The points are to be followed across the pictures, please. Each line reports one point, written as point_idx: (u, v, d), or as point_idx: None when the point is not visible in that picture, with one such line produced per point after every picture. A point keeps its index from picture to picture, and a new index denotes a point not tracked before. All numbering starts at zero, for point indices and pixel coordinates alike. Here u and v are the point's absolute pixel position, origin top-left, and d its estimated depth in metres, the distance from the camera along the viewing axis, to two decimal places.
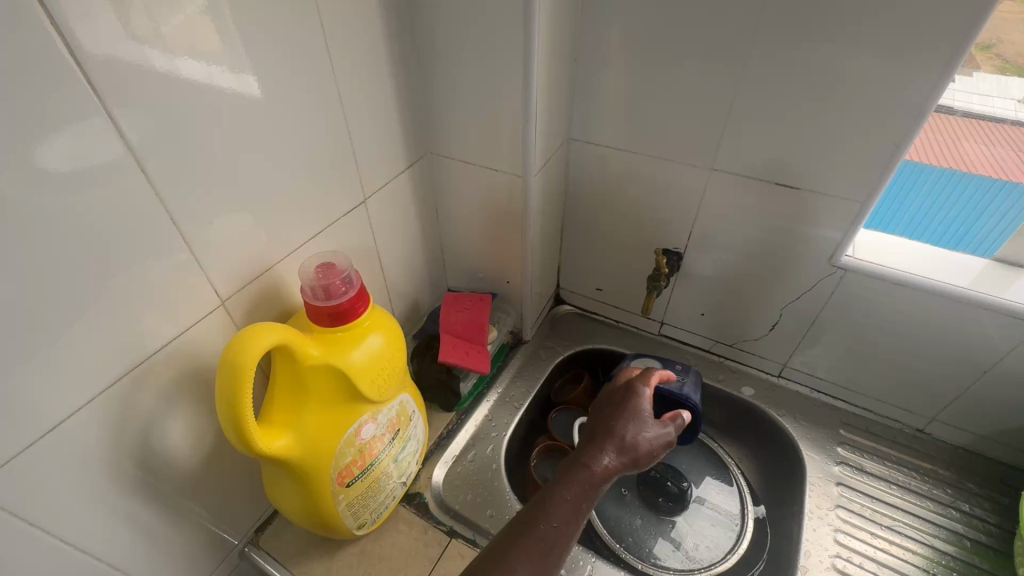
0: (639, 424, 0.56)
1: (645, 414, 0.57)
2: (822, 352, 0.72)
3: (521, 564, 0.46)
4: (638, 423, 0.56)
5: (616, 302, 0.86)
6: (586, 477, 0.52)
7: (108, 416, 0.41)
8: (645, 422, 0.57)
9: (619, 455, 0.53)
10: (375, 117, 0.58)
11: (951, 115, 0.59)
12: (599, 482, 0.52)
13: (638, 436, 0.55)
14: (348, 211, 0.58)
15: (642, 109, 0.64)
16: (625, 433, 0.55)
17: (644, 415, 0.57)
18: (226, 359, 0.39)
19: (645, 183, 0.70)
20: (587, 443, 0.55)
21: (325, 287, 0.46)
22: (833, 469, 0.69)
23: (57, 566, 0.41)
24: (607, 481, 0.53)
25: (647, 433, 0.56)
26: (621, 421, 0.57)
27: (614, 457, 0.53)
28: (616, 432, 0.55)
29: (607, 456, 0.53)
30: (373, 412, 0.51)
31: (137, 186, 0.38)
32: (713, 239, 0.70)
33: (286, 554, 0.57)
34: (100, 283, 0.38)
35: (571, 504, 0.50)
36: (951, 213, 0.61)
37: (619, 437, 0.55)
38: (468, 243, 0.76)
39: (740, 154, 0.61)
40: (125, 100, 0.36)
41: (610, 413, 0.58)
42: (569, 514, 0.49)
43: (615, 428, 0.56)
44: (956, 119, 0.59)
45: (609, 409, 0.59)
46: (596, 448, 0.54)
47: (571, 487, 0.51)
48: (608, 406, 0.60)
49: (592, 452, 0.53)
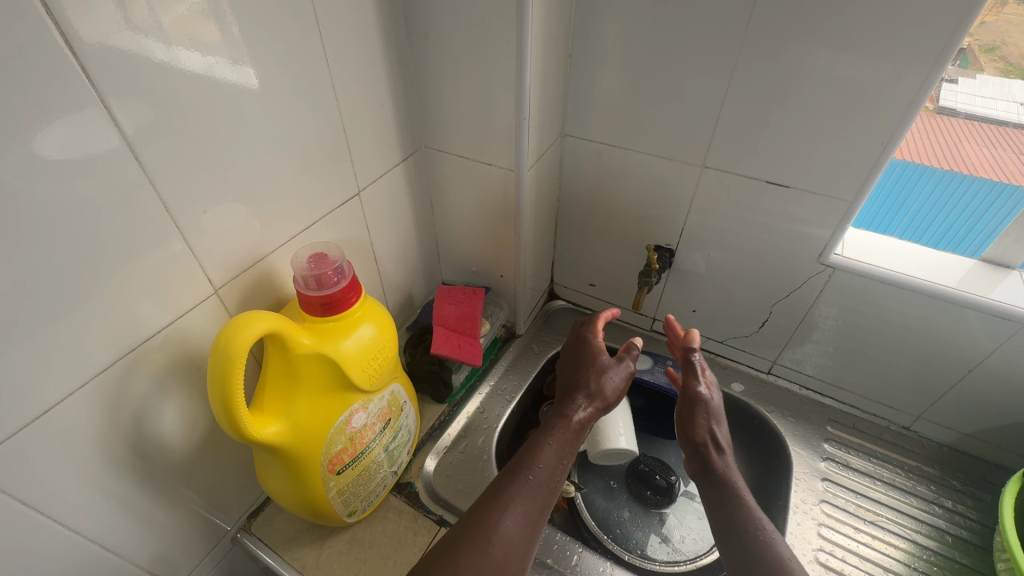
0: (599, 371, 0.61)
1: (602, 360, 0.62)
2: (811, 350, 0.73)
3: (519, 503, 0.50)
4: (598, 371, 0.61)
5: (609, 297, 0.86)
6: (567, 425, 0.56)
7: (103, 400, 0.41)
8: (605, 364, 0.61)
9: (589, 402, 0.58)
10: (370, 110, 0.58)
11: (952, 117, 0.57)
12: (579, 428, 0.57)
13: (603, 381, 0.60)
14: (342, 202, 0.59)
15: (635, 106, 0.65)
16: (590, 381, 0.60)
17: (600, 360, 0.62)
18: (218, 346, 0.39)
19: (638, 180, 0.70)
20: (560, 396, 0.60)
21: (317, 278, 0.46)
22: (819, 465, 0.69)
23: (50, 548, 0.42)
24: (585, 427, 0.57)
25: (610, 375, 0.61)
26: (583, 373, 0.61)
27: (587, 404, 0.58)
28: (584, 384, 0.60)
29: (580, 406, 0.58)
30: (364, 401, 0.52)
31: (133, 175, 0.38)
32: (704, 236, 0.71)
33: (278, 540, 0.58)
34: (95, 270, 0.38)
35: (555, 451, 0.54)
36: (952, 214, 0.62)
37: (585, 387, 0.59)
38: (462, 236, 0.76)
39: (732, 152, 0.62)
40: (122, 91, 0.36)
41: (572, 369, 0.63)
42: (558, 455, 0.54)
43: (579, 380, 0.60)
44: (956, 121, 0.57)
45: (571, 365, 0.63)
46: (569, 399, 0.59)
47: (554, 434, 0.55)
48: (571, 360, 0.64)
49: (566, 405, 0.58)
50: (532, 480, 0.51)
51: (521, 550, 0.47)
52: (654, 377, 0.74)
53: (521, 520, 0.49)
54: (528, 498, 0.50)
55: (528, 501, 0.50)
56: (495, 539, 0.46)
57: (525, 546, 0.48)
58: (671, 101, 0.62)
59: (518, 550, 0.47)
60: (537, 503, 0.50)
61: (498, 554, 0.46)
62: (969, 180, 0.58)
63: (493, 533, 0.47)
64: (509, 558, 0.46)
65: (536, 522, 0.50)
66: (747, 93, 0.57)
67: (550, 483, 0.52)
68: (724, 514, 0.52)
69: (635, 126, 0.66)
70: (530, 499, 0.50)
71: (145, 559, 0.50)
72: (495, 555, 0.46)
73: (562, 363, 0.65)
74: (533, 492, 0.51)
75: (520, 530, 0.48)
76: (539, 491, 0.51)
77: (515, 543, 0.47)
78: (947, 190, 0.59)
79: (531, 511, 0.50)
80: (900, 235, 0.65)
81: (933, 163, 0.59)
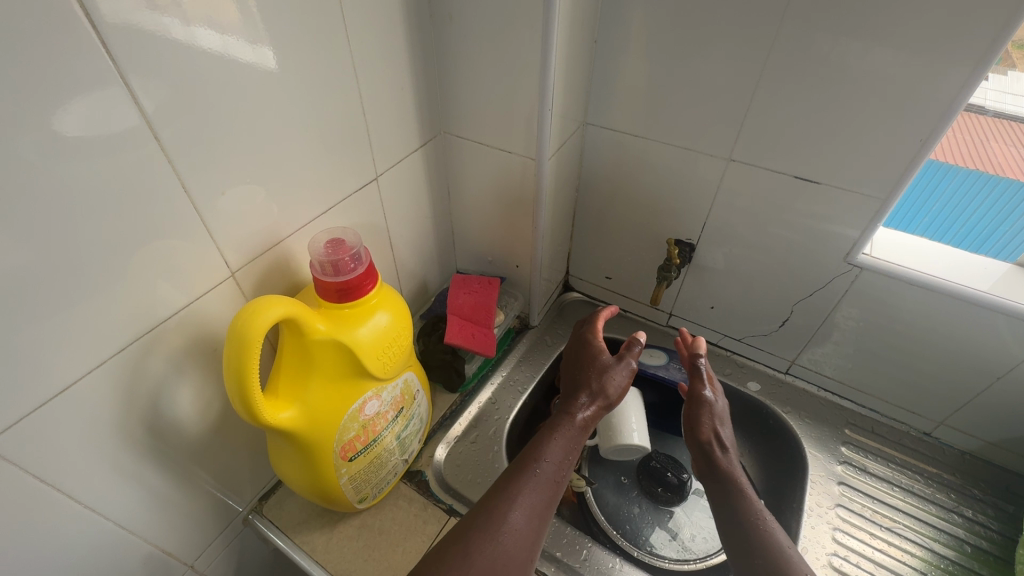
0: (602, 370, 0.60)
1: (603, 360, 0.61)
2: (830, 351, 0.71)
3: (524, 497, 0.49)
4: (600, 370, 0.60)
5: (625, 291, 0.85)
6: (571, 423, 0.56)
7: (119, 381, 0.41)
8: (607, 363, 0.61)
9: (592, 400, 0.57)
10: (390, 93, 0.57)
11: (980, 115, 0.55)
12: (584, 426, 0.56)
13: (605, 380, 0.59)
14: (359, 186, 0.58)
15: (661, 96, 0.63)
16: (591, 381, 0.59)
17: (602, 360, 0.61)
18: (234, 330, 0.39)
19: (661, 172, 0.69)
20: (564, 395, 0.60)
21: (334, 264, 0.45)
22: (836, 468, 0.68)
23: (67, 525, 0.42)
24: (589, 426, 0.57)
25: (612, 373, 0.60)
26: (586, 373, 0.60)
27: (590, 403, 0.58)
28: (587, 384, 0.59)
29: (583, 404, 0.57)
30: (377, 389, 0.51)
31: (152, 154, 0.38)
32: (726, 231, 0.69)
33: (289, 523, 0.59)
34: (113, 250, 0.38)
35: (559, 448, 0.54)
36: (976, 215, 0.60)
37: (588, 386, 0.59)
38: (479, 224, 0.75)
39: (761, 145, 0.60)
40: (144, 69, 0.36)
41: (575, 369, 0.62)
42: (565, 450, 0.53)
43: (582, 380, 0.60)
44: (986, 119, 0.55)
45: (575, 365, 0.63)
46: (574, 396, 0.58)
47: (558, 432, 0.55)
48: (576, 360, 0.63)
49: (570, 404, 0.58)
50: (540, 472, 0.51)
51: (530, 540, 0.47)
52: (670, 374, 0.73)
53: (529, 511, 0.48)
54: (537, 491, 0.50)
55: (536, 493, 0.50)
56: (503, 531, 0.46)
57: (534, 537, 0.47)
58: (699, 91, 0.60)
59: (527, 542, 0.47)
60: (545, 496, 0.50)
61: (507, 546, 0.46)
62: (996, 178, 0.56)
63: (501, 524, 0.47)
64: (519, 550, 0.46)
65: (545, 514, 0.49)
66: (780, 85, 0.55)
67: (558, 477, 0.52)
68: (730, 515, 0.51)
69: (660, 116, 0.64)
70: (538, 492, 0.50)
71: (159, 538, 0.50)
72: (504, 547, 0.46)
73: (568, 363, 0.65)
74: (540, 486, 0.50)
75: (529, 522, 0.48)
76: (547, 485, 0.51)
77: (524, 536, 0.47)
78: (976, 190, 0.58)
79: (539, 504, 0.49)
80: (924, 235, 0.63)
81: (962, 163, 0.56)
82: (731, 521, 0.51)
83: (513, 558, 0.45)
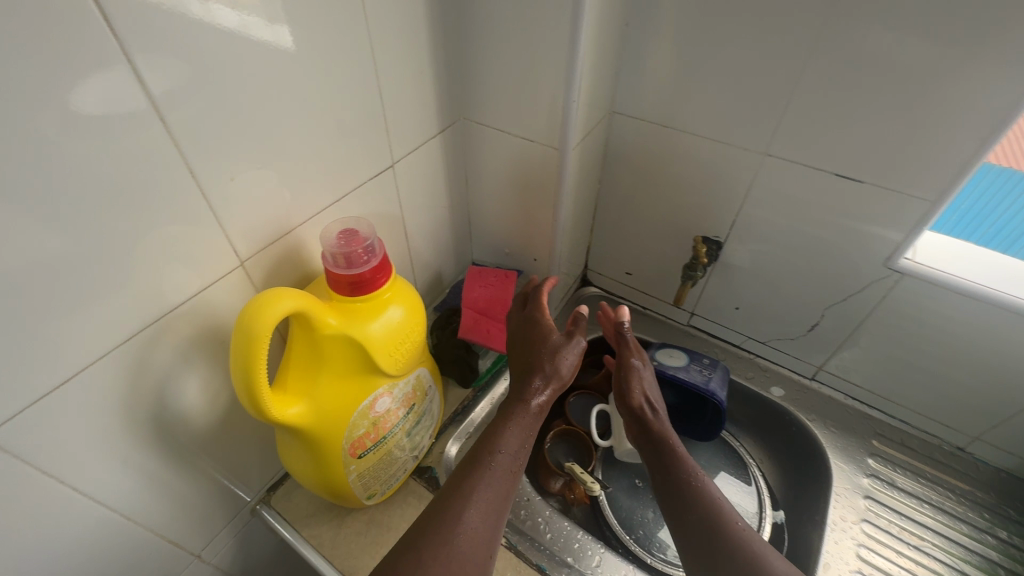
0: (553, 351, 0.57)
1: (554, 340, 0.58)
2: (860, 358, 0.68)
3: (480, 493, 0.48)
4: (552, 352, 0.57)
5: (645, 288, 0.82)
6: (525, 410, 0.54)
7: (123, 372, 0.40)
8: (559, 344, 0.58)
9: (547, 384, 0.55)
10: (409, 76, 0.54)
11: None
12: (539, 412, 0.54)
13: (558, 362, 0.56)
14: (375, 173, 0.56)
15: (694, 85, 0.59)
16: (542, 363, 0.56)
17: (553, 341, 0.58)
18: (241, 324, 0.38)
19: (690, 166, 0.65)
20: (515, 382, 0.57)
21: (346, 256, 0.43)
22: (862, 481, 0.65)
23: (72, 515, 0.41)
24: (543, 410, 0.55)
25: (564, 353, 0.57)
26: (537, 354, 0.57)
27: (544, 386, 0.55)
28: (538, 368, 0.56)
29: (537, 389, 0.55)
30: (389, 385, 0.49)
31: (158, 138, 0.36)
32: (757, 230, 0.65)
33: (297, 516, 0.58)
34: (118, 238, 0.36)
35: (513, 437, 0.52)
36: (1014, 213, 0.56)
37: (541, 368, 0.56)
38: (496, 215, 0.73)
39: (801, 140, 0.56)
40: (150, 48, 0.33)
41: (524, 349, 0.59)
42: (520, 441, 0.52)
43: (533, 362, 0.57)
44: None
45: (521, 345, 0.59)
46: (525, 383, 0.56)
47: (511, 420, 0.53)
48: (521, 339, 0.60)
49: (522, 388, 0.55)
50: (494, 465, 0.50)
51: (488, 536, 0.46)
52: (690, 375, 0.70)
53: (485, 509, 0.47)
54: (492, 488, 0.48)
55: (491, 488, 0.49)
56: (459, 532, 0.45)
57: (491, 535, 0.46)
58: (737, 81, 0.56)
59: (483, 540, 0.46)
60: (501, 493, 0.49)
61: (463, 547, 0.44)
62: None
63: (456, 522, 0.45)
64: (476, 549, 0.45)
65: (500, 508, 0.49)
66: (828, 75, 0.51)
67: (513, 471, 0.51)
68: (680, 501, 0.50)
69: (692, 107, 0.61)
70: (493, 485, 0.49)
71: (164, 529, 0.49)
72: (460, 549, 0.44)
73: (514, 341, 0.61)
74: (497, 481, 0.49)
75: (485, 520, 0.47)
76: (502, 479, 0.49)
77: (481, 532, 0.46)
78: (1015, 190, 0.54)
79: (495, 501, 0.48)
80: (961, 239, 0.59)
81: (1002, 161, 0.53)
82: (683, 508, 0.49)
83: (472, 558, 0.44)
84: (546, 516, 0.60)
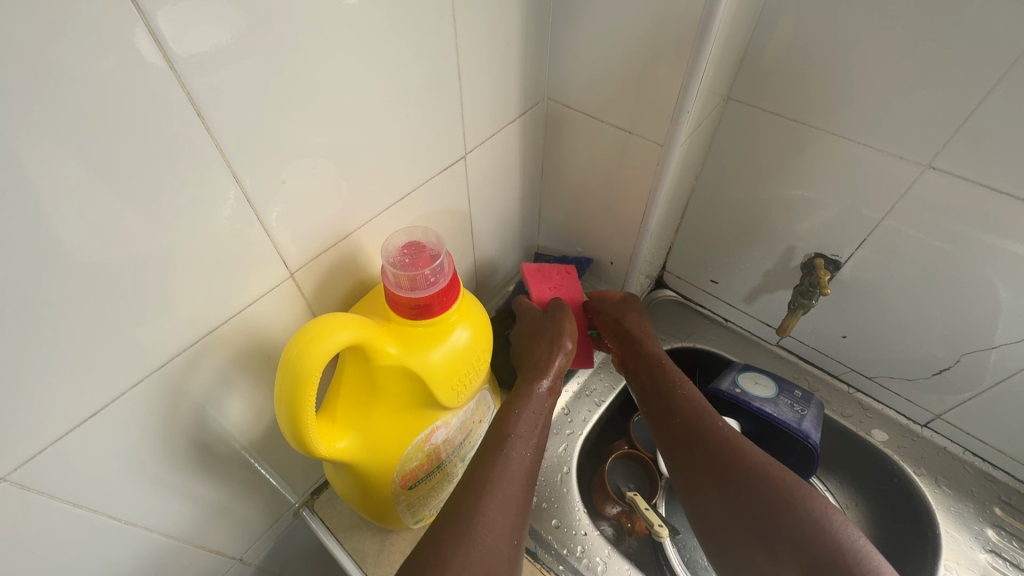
0: (553, 341, 0.54)
1: (552, 330, 0.55)
2: (996, 414, 0.57)
3: (496, 483, 0.43)
4: (552, 344, 0.54)
5: (730, 300, 0.73)
6: (532, 394, 0.50)
7: (157, 397, 0.35)
8: (559, 324, 0.55)
9: (554, 376, 0.52)
10: (490, 51, 0.45)
11: None
12: (549, 397, 0.51)
13: (555, 352, 0.53)
14: (446, 166, 0.48)
15: (844, 71, 0.47)
16: (542, 350, 0.54)
17: (556, 334, 0.54)
18: (286, 360, 0.32)
19: (815, 171, 0.54)
20: (523, 370, 0.54)
21: (411, 277, 0.37)
22: (979, 557, 0.56)
23: (106, 538, 0.38)
24: (551, 401, 0.52)
25: (563, 340, 0.53)
26: (540, 346, 0.54)
27: (550, 374, 0.52)
28: (545, 356, 0.53)
29: (545, 379, 0.51)
30: (448, 416, 0.44)
31: (189, 126, 0.29)
32: (891, 255, 0.54)
33: (340, 525, 0.54)
34: (152, 256, 0.30)
35: (532, 421, 0.48)
36: None
37: (544, 360, 0.53)
38: (572, 208, 0.64)
39: (983, 154, 0.44)
40: (173, 1, 0.25)
41: (527, 342, 0.56)
42: (533, 423, 0.48)
43: (535, 356, 0.54)
44: None
45: (525, 347, 0.56)
46: (531, 368, 0.53)
47: (524, 410, 0.49)
48: (519, 334, 0.58)
49: (528, 381, 0.51)
50: (511, 453, 0.45)
51: (512, 528, 0.41)
52: (779, 411, 0.61)
53: (503, 500, 0.42)
54: (508, 479, 0.43)
55: (510, 481, 0.43)
56: (477, 523, 0.40)
57: (514, 527, 0.41)
58: (906, 71, 0.44)
59: (505, 532, 0.40)
60: (521, 484, 0.44)
61: (483, 541, 0.39)
62: None
63: (475, 514, 0.40)
64: (499, 543, 0.40)
65: (523, 503, 0.43)
66: None
67: (533, 460, 0.46)
68: (729, 489, 0.46)
69: (836, 99, 0.48)
70: (512, 474, 0.44)
71: (205, 539, 0.47)
72: (480, 540, 0.39)
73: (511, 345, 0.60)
74: (516, 472, 0.44)
75: (504, 510, 0.41)
76: (520, 468, 0.45)
77: (503, 523, 0.41)
78: None
79: (516, 495, 0.43)
80: None
81: None
82: (736, 502, 0.45)
83: (497, 553, 0.39)
84: (605, 555, 0.54)
